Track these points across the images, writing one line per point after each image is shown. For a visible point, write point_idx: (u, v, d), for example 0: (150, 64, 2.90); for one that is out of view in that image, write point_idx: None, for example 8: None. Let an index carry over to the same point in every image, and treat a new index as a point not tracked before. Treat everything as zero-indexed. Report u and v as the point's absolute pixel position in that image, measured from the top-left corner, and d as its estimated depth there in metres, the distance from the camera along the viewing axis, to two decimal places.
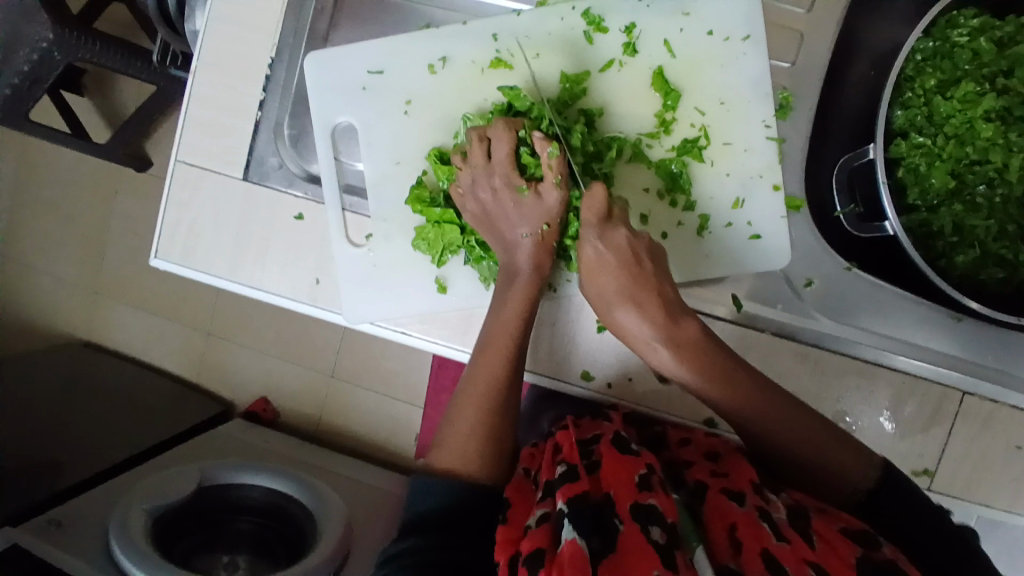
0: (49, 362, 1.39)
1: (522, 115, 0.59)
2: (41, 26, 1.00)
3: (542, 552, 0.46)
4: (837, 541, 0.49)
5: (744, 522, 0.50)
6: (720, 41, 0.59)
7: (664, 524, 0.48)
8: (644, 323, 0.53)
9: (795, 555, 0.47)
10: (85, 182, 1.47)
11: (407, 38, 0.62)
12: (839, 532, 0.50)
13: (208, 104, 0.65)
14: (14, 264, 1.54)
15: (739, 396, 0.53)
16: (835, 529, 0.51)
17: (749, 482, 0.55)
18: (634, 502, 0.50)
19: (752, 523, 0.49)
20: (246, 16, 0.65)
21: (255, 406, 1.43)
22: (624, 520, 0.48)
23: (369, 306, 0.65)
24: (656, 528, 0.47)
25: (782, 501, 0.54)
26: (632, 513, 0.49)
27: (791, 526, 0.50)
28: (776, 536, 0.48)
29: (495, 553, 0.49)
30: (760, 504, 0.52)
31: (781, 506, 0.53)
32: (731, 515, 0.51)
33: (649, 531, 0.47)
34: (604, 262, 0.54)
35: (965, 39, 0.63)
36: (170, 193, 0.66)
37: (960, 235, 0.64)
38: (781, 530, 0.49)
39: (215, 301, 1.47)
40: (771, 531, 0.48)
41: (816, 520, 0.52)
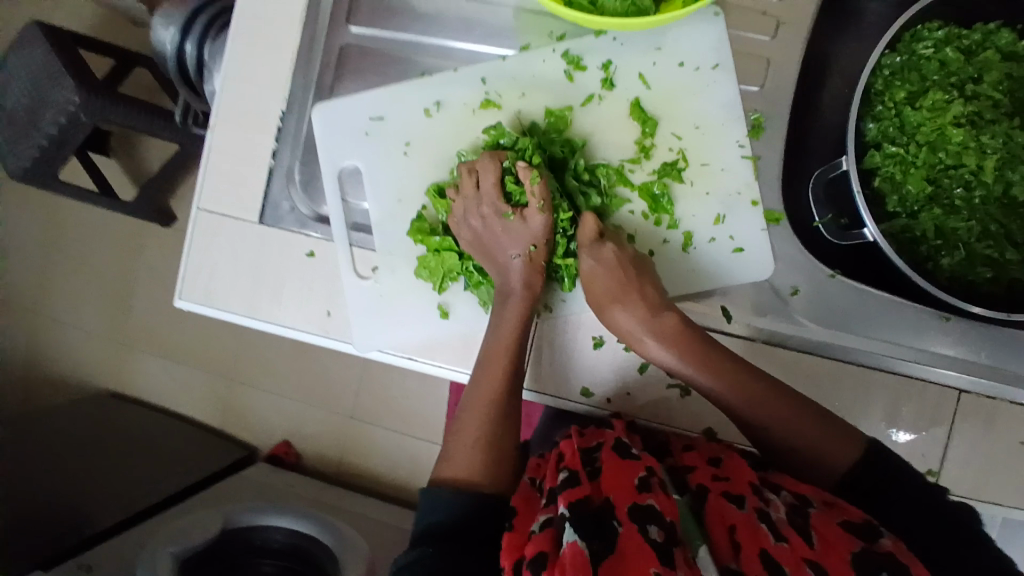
0: (78, 414, 1.44)
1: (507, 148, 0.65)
2: (70, 91, 1.11)
3: (545, 555, 0.48)
4: (835, 536, 0.51)
5: (744, 526, 0.51)
6: (692, 72, 0.64)
7: (663, 524, 0.49)
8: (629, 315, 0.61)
9: (793, 556, 0.48)
10: (112, 239, 1.55)
11: (404, 86, 0.68)
12: (840, 527, 0.52)
13: (225, 158, 0.71)
14: (43, 320, 1.61)
15: (731, 382, 0.59)
16: (835, 522, 0.53)
17: (748, 484, 0.56)
18: (634, 504, 0.51)
19: (752, 526, 0.51)
20: (255, 76, 0.71)
21: (277, 450, 1.47)
22: (623, 523, 0.50)
23: (377, 335, 0.68)
24: (654, 527, 0.49)
25: (783, 500, 0.55)
26: (632, 514, 0.50)
27: (790, 524, 0.52)
28: (775, 537, 0.50)
29: (501, 558, 0.51)
30: (759, 505, 0.54)
31: (781, 506, 0.54)
32: (730, 519, 0.52)
33: (648, 531, 0.49)
34: (597, 273, 0.61)
35: (930, 51, 0.67)
36: (192, 238, 0.71)
37: (943, 238, 0.66)
38: (781, 530, 0.51)
39: (236, 347, 1.52)
40: (769, 532, 0.50)
41: (817, 516, 0.53)
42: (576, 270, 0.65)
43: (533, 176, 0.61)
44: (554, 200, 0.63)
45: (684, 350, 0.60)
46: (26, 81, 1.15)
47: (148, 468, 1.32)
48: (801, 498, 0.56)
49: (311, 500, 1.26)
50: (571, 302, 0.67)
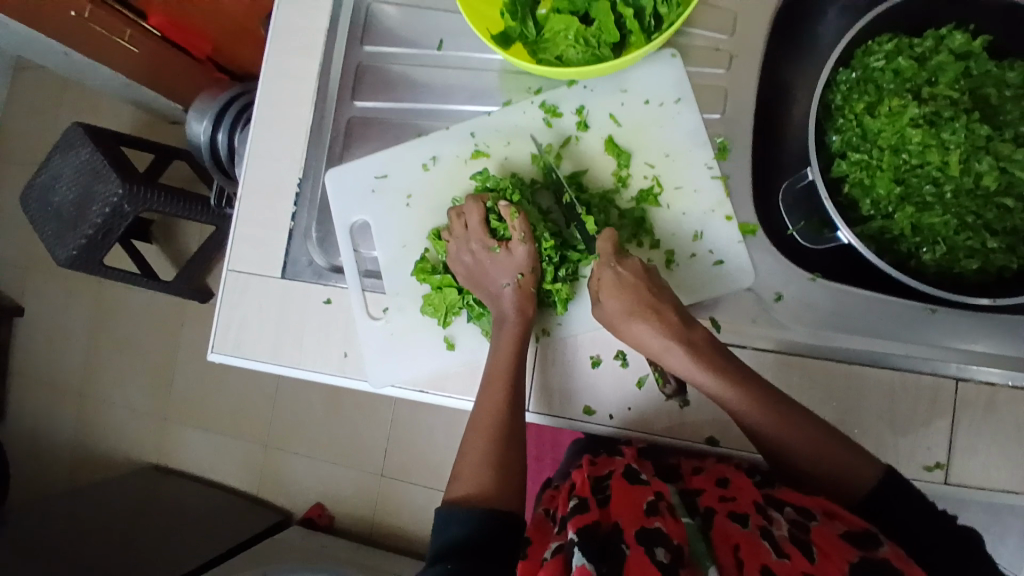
0: (124, 488, 1.50)
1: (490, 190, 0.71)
2: (114, 184, 1.25)
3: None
4: (834, 546, 0.53)
5: (745, 542, 0.54)
6: (657, 107, 0.71)
7: (668, 546, 0.52)
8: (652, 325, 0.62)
9: (793, 568, 0.51)
10: (154, 318, 1.67)
11: (403, 147, 0.76)
12: (840, 539, 0.54)
13: (250, 224, 0.80)
14: (92, 399, 1.71)
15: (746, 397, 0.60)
16: (836, 533, 0.55)
17: (752, 503, 0.59)
18: (640, 527, 0.54)
19: (753, 543, 0.53)
20: (274, 151, 0.81)
21: (310, 513, 1.51)
22: (630, 545, 0.52)
23: (390, 371, 0.74)
24: (661, 549, 0.52)
25: (786, 517, 0.57)
26: (637, 536, 0.53)
27: (791, 540, 0.54)
28: (776, 553, 0.52)
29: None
30: (762, 523, 0.56)
31: (784, 523, 0.56)
32: (733, 537, 0.55)
33: (654, 553, 0.51)
34: (624, 289, 0.64)
35: (882, 63, 0.70)
36: (223, 296, 0.79)
37: (921, 235, 0.69)
38: (782, 546, 0.53)
39: (270, 412, 1.58)
40: (769, 549, 0.52)
41: (818, 529, 0.56)
42: (566, 295, 0.70)
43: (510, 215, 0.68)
44: (535, 232, 0.69)
45: (704, 358, 0.61)
46: (72, 179, 1.30)
47: (190, 536, 1.37)
48: (804, 512, 0.58)
49: (347, 561, 1.31)
50: (567, 325, 0.71)
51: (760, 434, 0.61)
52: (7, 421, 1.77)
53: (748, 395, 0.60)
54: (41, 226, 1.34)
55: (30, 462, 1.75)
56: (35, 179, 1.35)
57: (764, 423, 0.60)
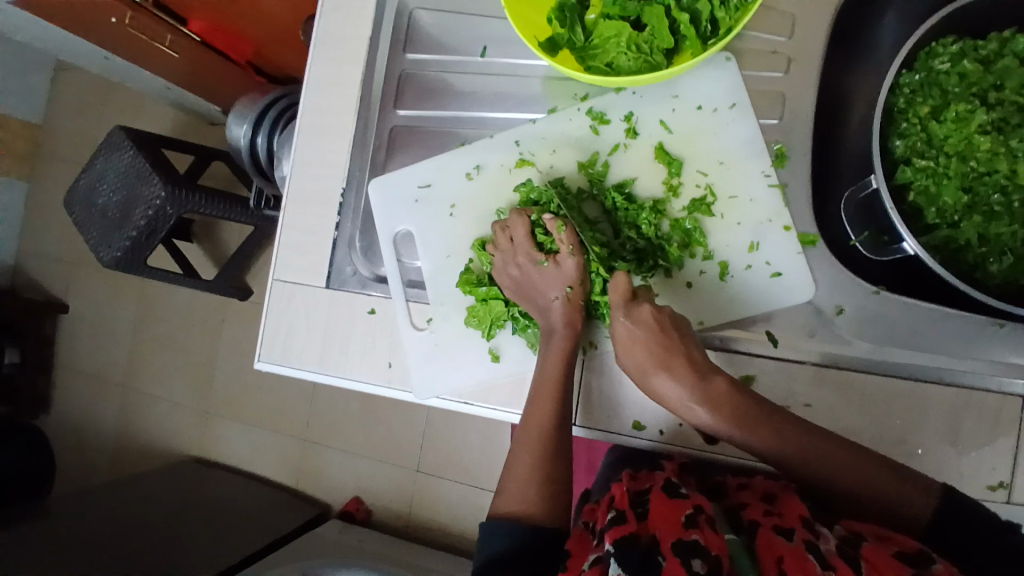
0: (169, 480, 1.55)
1: (535, 202, 0.71)
2: (157, 187, 1.28)
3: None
4: (886, 564, 0.50)
5: (791, 556, 0.51)
6: (710, 113, 0.68)
7: (707, 557, 0.50)
8: (676, 382, 0.59)
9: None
10: (196, 315, 1.71)
11: (447, 156, 0.75)
12: (892, 556, 0.51)
13: (295, 232, 0.80)
14: (137, 393, 1.77)
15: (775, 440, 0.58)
16: (889, 554, 0.52)
17: (798, 518, 0.56)
18: (678, 538, 0.52)
19: (798, 557, 0.51)
20: (318, 160, 0.81)
21: (349, 507, 1.53)
22: (667, 556, 0.50)
23: (436, 382, 0.74)
24: (698, 560, 0.49)
25: (833, 534, 0.54)
26: (674, 548, 0.51)
27: (839, 555, 0.52)
28: (821, 566, 0.50)
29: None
30: (807, 537, 0.54)
31: (832, 538, 0.54)
32: (778, 550, 0.52)
33: (692, 564, 0.49)
34: (637, 338, 0.61)
35: (948, 66, 0.66)
36: (269, 305, 0.80)
37: (988, 245, 0.65)
38: (827, 560, 0.51)
39: (308, 409, 1.61)
40: (815, 562, 0.50)
41: (867, 547, 0.53)
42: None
43: (557, 227, 0.67)
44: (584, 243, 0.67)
45: (730, 411, 0.58)
46: (116, 182, 1.33)
47: (230, 530, 1.41)
48: (855, 534, 0.55)
49: (385, 556, 1.33)
50: None
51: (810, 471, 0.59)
52: (57, 413, 1.84)
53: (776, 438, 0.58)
54: (86, 228, 1.37)
55: (79, 453, 1.82)
56: (79, 181, 1.39)
57: (807, 456, 0.58)
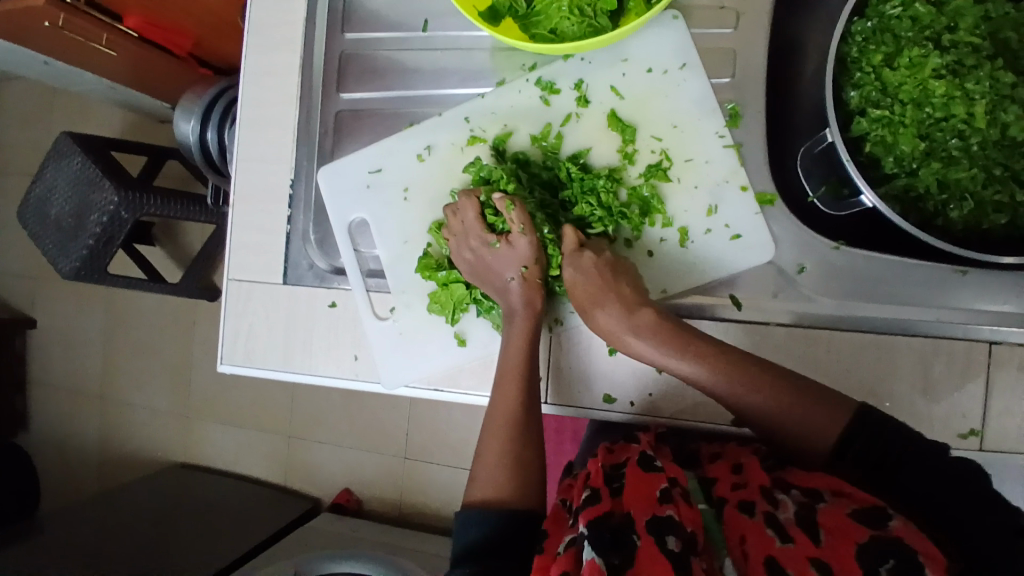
0: (154, 488, 1.53)
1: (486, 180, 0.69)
2: (109, 193, 1.23)
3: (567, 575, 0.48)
4: (841, 527, 0.49)
5: (753, 533, 0.52)
6: (660, 75, 0.67)
7: (681, 534, 0.50)
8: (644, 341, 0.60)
9: (798, 556, 0.48)
10: (166, 319, 1.66)
11: (396, 138, 0.73)
12: (848, 518, 0.50)
13: (247, 229, 0.77)
14: (114, 404, 1.73)
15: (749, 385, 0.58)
16: (846, 513, 0.50)
17: (759, 489, 0.56)
18: (652, 515, 0.52)
19: (762, 533, 0.51)
20: (265, 152, 0.77)
21: (339, 498, 1.52)
22: (641, 535, 0.50)
23: (403, 371, 0.73)
24: (672, 537, 0.50)
25: (791, 499, 0.54)
26: (649, 525, 0.51)
27: (797, 523, 0.51)
28: (781, 540, 0.50)
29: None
30: (768, 509, 0.53)
31: (790, 505, 0.53)
32: (742, 527, 0.53)
33: (664, 542, 0.49)
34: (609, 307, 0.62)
35: (899, 10, 0.65)
36: (227, 306, 0.78)
37: (948, 191, 0.64)
38: (786, 530, 0.51)
39: (291, 403, 1.59)
40: (775, 537, 0.50)
41: (825, 509, 0.52)
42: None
43: (506, 207, 0.65)
44: (536, 222, 0.66)
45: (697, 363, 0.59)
46: (67, 190, 1.27)
47: (220, 534, 1.39)
48: (811, 495, 0.54)
49: (380, 543, 1.33)
50: (581, 315, 0.69)
51: (768, 422, 0.59)
52: (35, 431, 1.80)
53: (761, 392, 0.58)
54: (41, 239, 1.32)
55: (62, 470, 1.78)
56: (29, 193, 1.33)
57: (765, 406, 0.58)
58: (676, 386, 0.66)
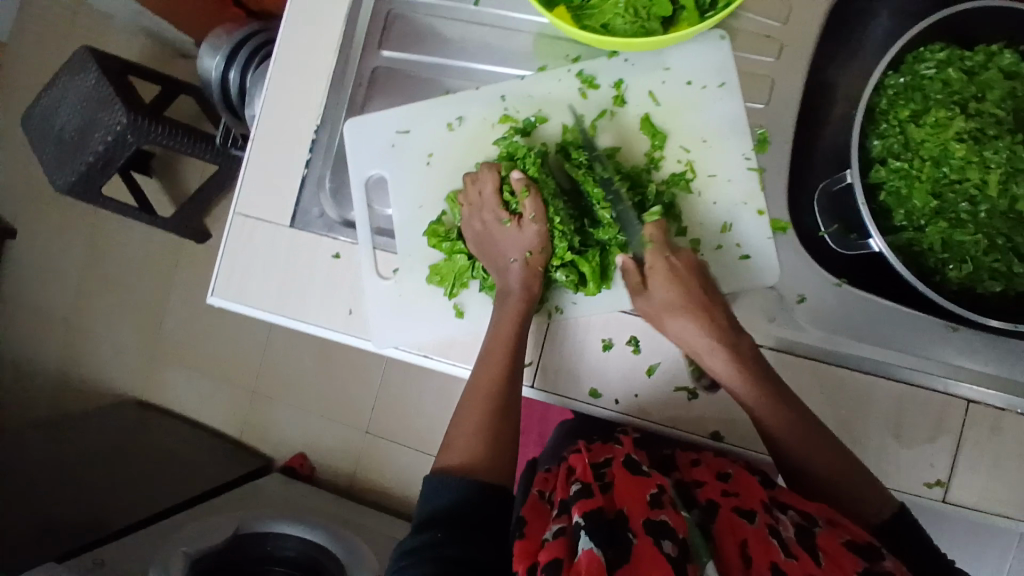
0: (108, 420, 1.49)
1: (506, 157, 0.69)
2: (118, 113, 1.20)
3: (560, 561, 0.48)
4: (840, 555, 0.51)
5: (754, 538, 0.52)
6: (698, 89, 0.68)
7: (676, 539, 0.51)
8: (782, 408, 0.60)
9: (801, 569, 0.49)
10: (150, 253, 1.63)
11: (429, 103, 0.73)
12: (844, 546, 0.52)
13: (263, 168, 0.77)
14: (80, 331, 1.69)
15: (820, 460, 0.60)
16: (841, 542, 0.53)
17: (758, 501, 0.57)
18: (647, 518, 0.52)
19: (762, 539, 0.52)
20: (295, 94, 0.77)
21: (292, 462, 1.49)
22: (637, 534, 0.51)
23: (395, 333, 0.73)
24: (668, 541, 0.50)
25: (790, 520, 0.55)
26: (645, 526, 0.52)
27: (798, 542, 0.53)
28: (784, 552, 0.51)
29: (514, 562, 0.52)
30: (769, 521, 0.54)
31: (789, 525, 0.55)
32: (742, 532, 0.53)
33: (662, 545, 0.50)
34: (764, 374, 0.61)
35: (933, 71, 0.68)
36: (228, 241, 0.76)
37: (950, 251, 0.67)
38: (789, 546, 0.52)
39: (260, 359, 1.57)
40: (779, 547, 0.51)
41: (822, 534, 0.54)
42: (595, 267, 0.67)
43: (522, 192, 0.66)
44: (548, 212, 0.67)
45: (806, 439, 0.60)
46: (77, 105, 1.25)
47: (170, 474, 1.36)
48: (807, 518, 0.56)
49: (328, 513, 1.32)
50: (580, 305, 0.69)
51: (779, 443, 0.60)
52: None
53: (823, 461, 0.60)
54: (42, 151, 1.29)
55: (13, 389, 1.73)
56: (37, 103, 1.30)
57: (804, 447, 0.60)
58: (666, 391, 0.67)
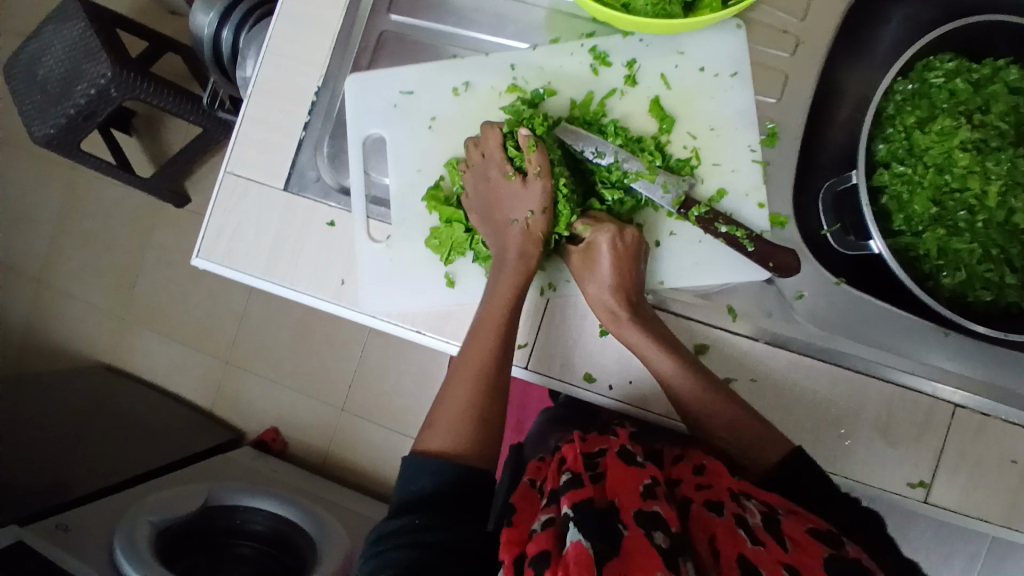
0: (75, 382, 1.44)
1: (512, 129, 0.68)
2: (103, 66, 1.14)
3: (548, 553, 0.49)
4: (805, 542, 0.51)
5: (723, 531, 0.52)
6: (710, 77, 0.68)
7: (668, 531, 0.50)
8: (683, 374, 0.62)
9: (770, 558, 0.49)
10: (127, 214, 1.57)
11: (437, 67, 0.71)
12: (808, 533, 0.52)
13: (259, 125, 0.74)
14: (49, 290, 1.62)
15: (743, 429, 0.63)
16: (805, 529, 0.53)
17: (728, 491, 0.57)
18: (638, 509, 0.53)
19: (731, 531, 0.51)
20: (298, 52, 0.74)
21: (265, 436, 1.46)
22: (629, 526, 0.50)
23: (385, 302, 0.71)
24: (660, 533, 0.50)
25: (756, 507, 0.55)
26: (637, 519, 0.51)
27: (766, 528, 0.52)
28: (752, 540, 0.50)
29: (500, 552, 0.52)
30: (736, 511, 0.54)
31: (757, 512, 0.54)
32: (711, 526, 0.53)
33: (653, 537, 0.49)
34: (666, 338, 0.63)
35: (941, 81, 0.68)
36: (217, 200, 0.73)
37: (946, 258, 0.68)
38: (757, 534, 0.51)
39: (237, 330, 1.53)
40: (746, 536, 0.50)
41: (787, 522, 0.53)
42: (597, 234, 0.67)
43: (529, 148, 0.64)
44: (553, 169, 0.65)
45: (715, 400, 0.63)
46: (60, 52, 1.19)
47: (138, 441, 1.32)
48: (770, 507, 0.56)
49: (301, 489, 1.29)
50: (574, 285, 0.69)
51: (692, 410, 0.63)
52: None
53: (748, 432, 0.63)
54: (21, 99, 1.23)
55: None
56: (20, 51, 1.24)
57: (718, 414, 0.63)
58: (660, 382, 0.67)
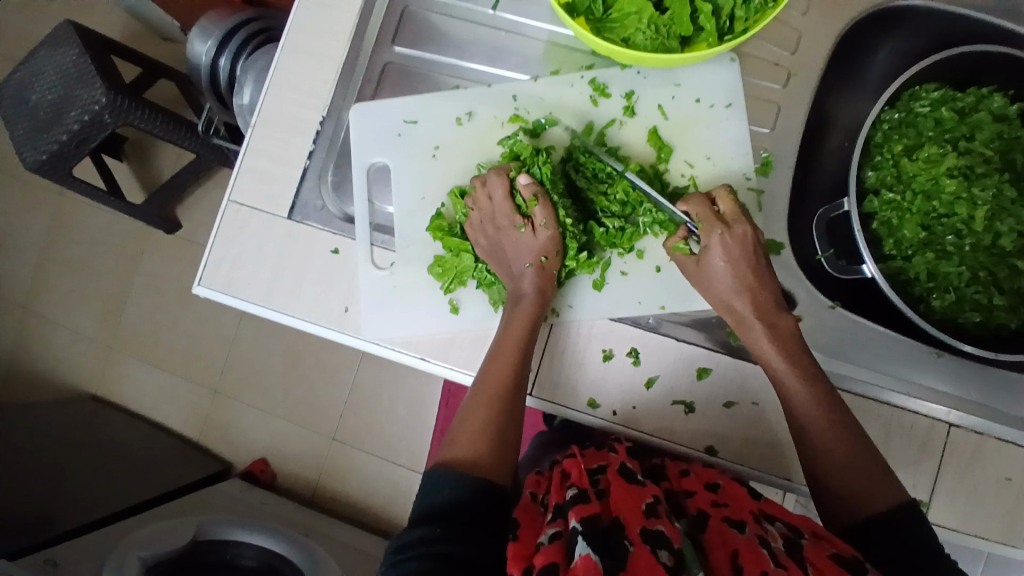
0: (59, 413, 1.40)
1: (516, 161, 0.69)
2: (96, 92, 1.14)
3: (555, 565, 0.48)
4: (827, 567, 0.51)
5: (745, 549, 0.52)
6: (706, 108, 0.70)
7: (672, 549, 0.51)
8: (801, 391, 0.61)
9: None
10: (116, 240, 1.56)
11: (439, 95, 0.72)
12: (831, 559, 0.52)
13: (263, 155, 0.74)
14: (33, 318, 1.59)
15: (850, 465, 0.59)
16: (826, 554, 0.52)
17: (748, 512, 0.58)
18: (643, 527, 0.53)
19: (753, 550, 0.52)
20: (301, 82, 0.75)
21: (253, 467, 1.44)
22: (635, 543, 0.51)
23: (390, 329, 0.71)
24: (665, 551, 0.50)
25: (778, 532, 0.56)
26: (642, 535, 0.52)
27: (787, 554, 0.53)
28: (775, 562, 0.50)
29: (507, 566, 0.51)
30: (759, 532, 0.55)
31: (778, 536, 0.55)
32: (733, 543, 0.53)
33: (658, 555, 0.50)
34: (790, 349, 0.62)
35: (927, 110, 0.71)
36: (220, 228, 0.73)
37: (935, 281, 0.70)
38: (779, 558, 0.52)
39: (227, 357, 1.51)
40: (769, 558, 0.51)
41: (807, 547, 0.54)
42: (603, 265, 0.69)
43: (532, 200, 0.67)
44: (559, 217, 0.68)
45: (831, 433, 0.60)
46: (54, 79, 1.19)
47: (125, 473, 1.28)
48: (794, 530, 0.57)
49: (292, 522, 1.27)
50: (577, 309, 0.70)
51: (805, 437, 0.61)
52: None
53: (856, 470, 0.58)
54: (13, 124, 1.22)
55: None
56: (15, 76, 1.24)
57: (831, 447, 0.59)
58: (662, 406, 0.68)
